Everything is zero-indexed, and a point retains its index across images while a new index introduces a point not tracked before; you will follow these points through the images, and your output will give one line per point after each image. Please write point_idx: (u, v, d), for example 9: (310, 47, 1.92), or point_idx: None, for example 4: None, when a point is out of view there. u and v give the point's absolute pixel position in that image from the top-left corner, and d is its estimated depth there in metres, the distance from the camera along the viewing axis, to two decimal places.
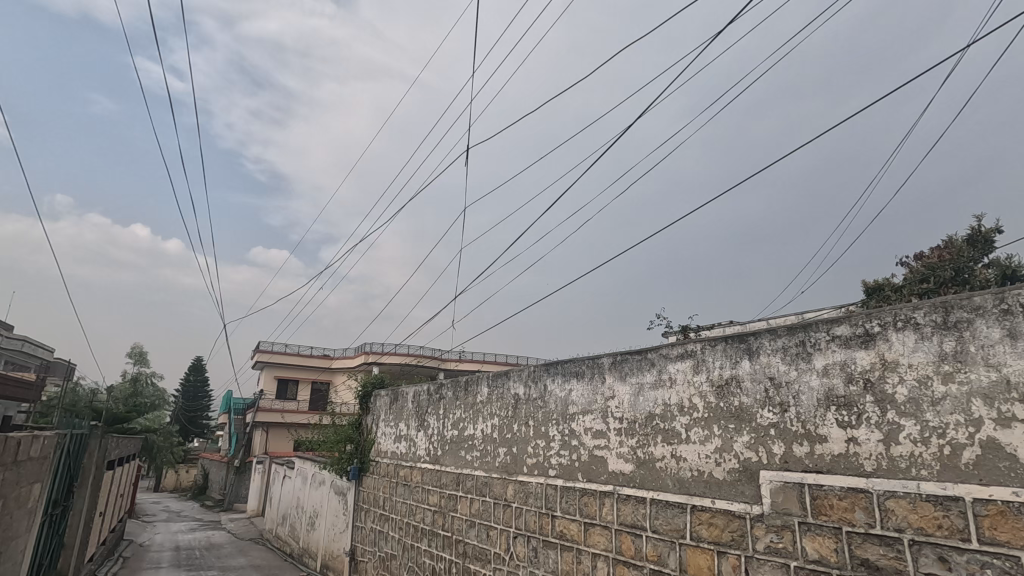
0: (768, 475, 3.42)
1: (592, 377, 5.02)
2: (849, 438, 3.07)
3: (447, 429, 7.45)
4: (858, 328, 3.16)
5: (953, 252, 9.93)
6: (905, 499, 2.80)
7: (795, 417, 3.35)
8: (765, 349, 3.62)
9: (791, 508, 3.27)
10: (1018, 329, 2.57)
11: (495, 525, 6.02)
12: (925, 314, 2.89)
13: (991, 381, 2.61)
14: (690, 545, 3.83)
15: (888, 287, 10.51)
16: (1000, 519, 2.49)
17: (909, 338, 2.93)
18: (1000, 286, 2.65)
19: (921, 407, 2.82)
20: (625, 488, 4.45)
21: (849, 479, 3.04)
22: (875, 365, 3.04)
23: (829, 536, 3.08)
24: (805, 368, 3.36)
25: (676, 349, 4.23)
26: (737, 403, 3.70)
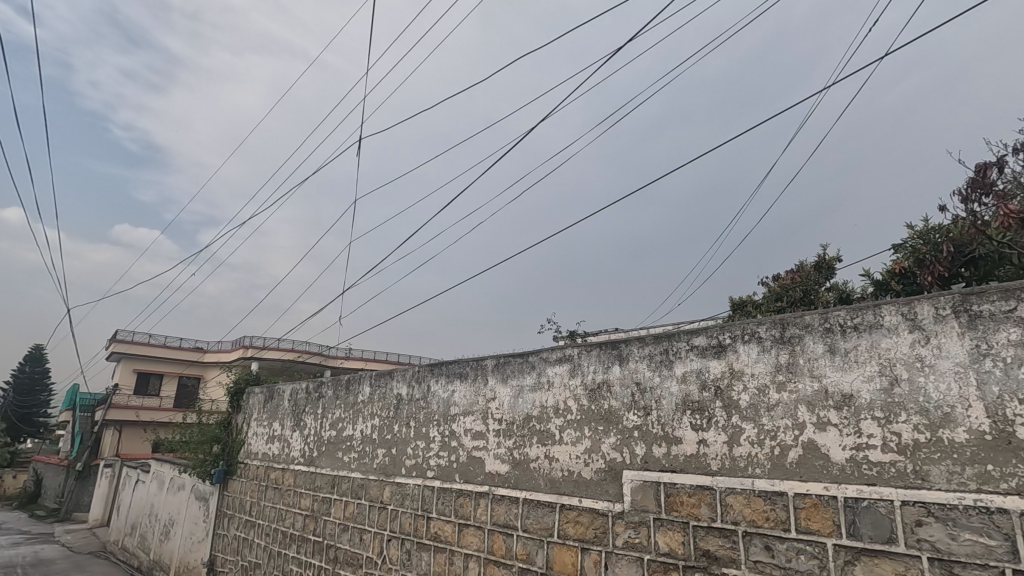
0: (630, 475, 3.65)
1: (475, 378, 5.04)
2: (700, 440, 3.36)
3: (324, 430, 7.11)
4: (713, 339, 3.46)
5: (802, 275, 11.29)
6: (741, 495, 3.12)
7: (656, 420, 3.60)
8: (634, 355, 3.85)
9: (647, 506, 3.51)
10: (836, 345, 2.96)
11: (369, 529, 5.85)
12: (766, 329, 3.24)
13: (814, 390, 2.98)
14: (557, 544, 3.97)
15: (750, 303, 11.81)
16: (814, 511, 2.84)
17: (753, 349, 3.26)
18: (826, 307, 3.03)
19: (759, 412, 3.15)
20: (500, 488, 4.52)
21: (698, 478, 3.32)
22: (725, 373, 3.35)
23: (678, 530, 3.34)
24: (667, 375, 3.62)
25: (555, 353, 4.37)
26: (607, 406, 3.91)
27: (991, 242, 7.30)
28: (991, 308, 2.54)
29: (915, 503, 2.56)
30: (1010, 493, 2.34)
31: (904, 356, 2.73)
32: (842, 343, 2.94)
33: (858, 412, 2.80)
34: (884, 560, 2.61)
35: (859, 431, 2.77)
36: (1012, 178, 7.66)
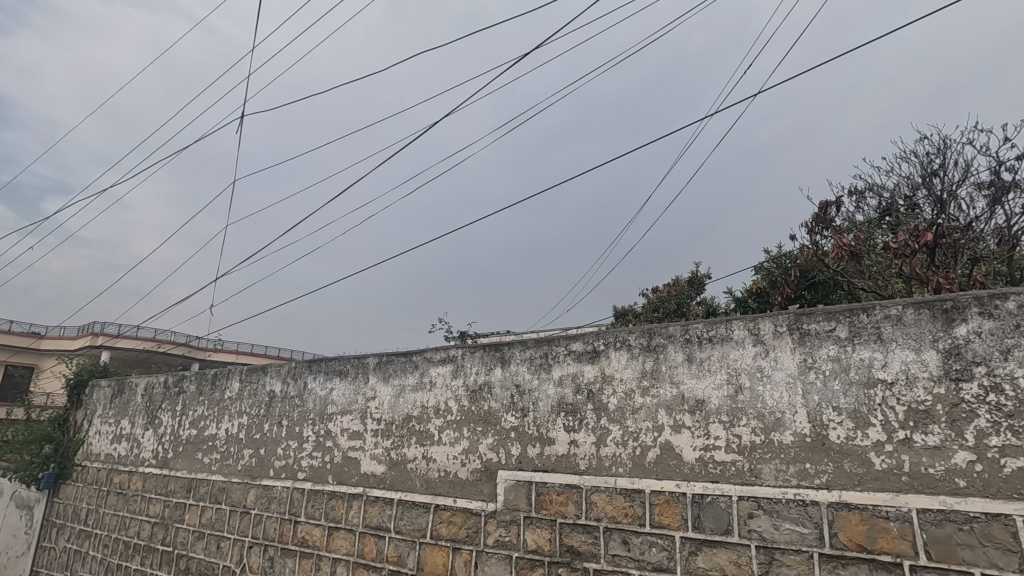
0: (504, 475, 3.73)
1: (355, 376, 4.87)
2: (571, 440, 3.52)
3: (183, 428, 6.48)
4: (588, 345, 3.64)
5: (677, 288, 12.30)
6: (605, 493, 3.32)
7: (532, 421, 3.72)
8: (516, 358, 3.94)
9: (519, 505, 3.61)
10: (693, 355, 3.25)
11: (228, 536, 5.42)
12: (636, 337, 3.47)
13: (673, 395, 3.24)
14: (429, 545, 3.96)
15: (631, 313, 12.69)
16: (666, 506, 3.10)
17: (623, 356, 3.48)
18: (687, 320, 3.32)
19: (625, 415, 3.37)
20: (374, 490, 4.41)
21: (566, 477, 3.48)
22: (597, 378, 3.54)
23: (546, 528, 3.48)
24: (545, 377, 3.76)
25: (439, 353, 4.36)
26: (486, 407, 3.96)
27: (827, 270, 8.46)
28: (817, 327, 2.93)
29: (748, 498, 2.88)
30: (822, 488, 2.72)
31: (748, 366, 3.07)
32: (699, 353, 3.24)
33: (708, 416, 3.10)
34: (721, 550, 2.90)
35: (708, 433, 3.07)
36: (846, 216, 8.91)
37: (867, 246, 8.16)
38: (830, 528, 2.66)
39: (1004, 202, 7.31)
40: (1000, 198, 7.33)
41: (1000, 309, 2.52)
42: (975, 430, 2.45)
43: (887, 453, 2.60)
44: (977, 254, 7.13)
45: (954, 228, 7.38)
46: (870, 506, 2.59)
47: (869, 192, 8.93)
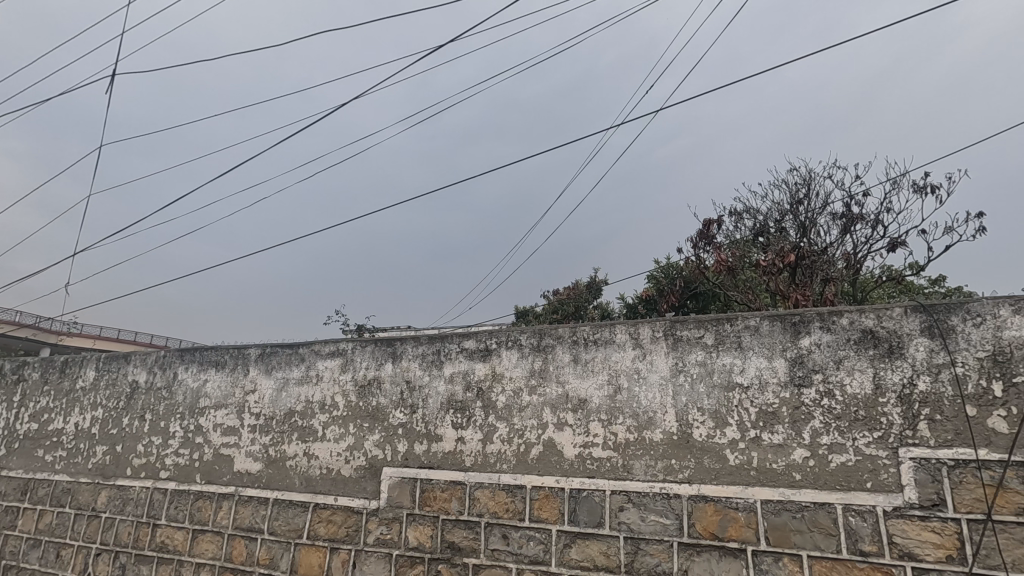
0: (389, 472, 3.67)
1: (233, 368, 4.55)
2: (458, 437, 3.54)
3: (20, 422, 5.67)
4: (481, 344, 3.67)
5: (576, 292, 12.82)
6: (488, 489, 3.38)
7: (421, 417, 3.69)
8: (407, 354, 3.89)
9: (402, 502, 3.57)
10: (579, 356, 3.39)
11: (71, 543, 4.83)
12: (526, 337, 3.56)
13: (558, 394, 3.37)
14: (305, 545, 3.79)
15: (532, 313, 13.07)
16: (545, 501, 3.21)
17: (513, 355, 3.56)
18: (575, 322, 3.45)
19: (512, 412, 3.45)
20: (248, 489, 4.14)
21: (452, 473, 3.49)
22: (487, 376, 3.59)
23: (428, 525, 3.47)
24: (436, 374, 3.74)
25: (327, 346, 4.18)
26: (374, 403, 3.87)
27: (708, 281, 9.23)
28: (689, 333, 3.18)
29: (620, 492, 3.06)
30: (684, 482, 2.96)
31: (627, 368, 3.26)
32: (584, 354, 3.39)
33: (589, 414, 3.25)
34: (593, 542, 3.07)
35: (588, 431, 3.22)
36: (726, 234, 9.75)
37: (742, 262, 8.99)
38: (688, 519, 2.90)
39: (852, 231, 8.38)
40: (850, 228, 8.39)
41: (836, 324, 2.88)
42: (810, 430, 2.79)
43: (740, 449, 2.89)
44: (829, 275, 8.12)
45: (812, 251, 8.34)
46: (723, 498, 2.86)
47: (747, 214, 9.83)
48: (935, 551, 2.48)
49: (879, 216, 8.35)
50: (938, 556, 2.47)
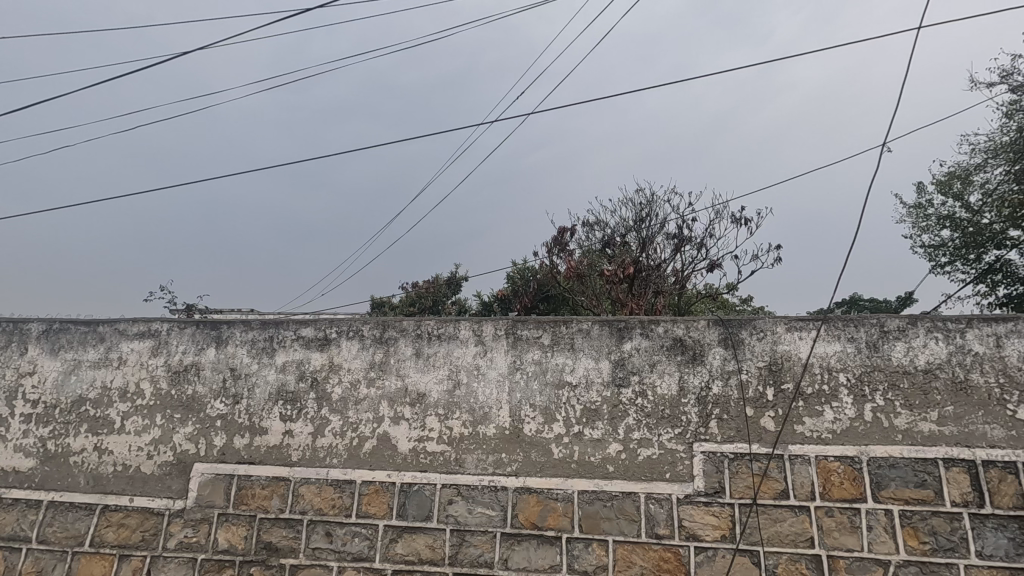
0: (201, 468, 3.31)
1: (6, 345, 3.77)
2: (286, 431, 3.32)
3: None
4: (319, 332, 3.48)
5: (435, 286, 12.80)
6: (314, 485, 3.21)
7: (244, 409, 3.40)
8: (235, 339, 3.55)
9: (214, 501, 3.25)
10: (421, 350, 3.37)
11: None
12: (369, 328, 3.44)
13: (397, 388, 3.32)
14: (86, 554, 3.28)
15: (388, 305, 12.85)
16: (374, 497, 3.14)
17: (354, 346, 3.43)
18: (421, 316, 3.42)
19: (347, 405, 3.32)
20: (14, 490, 3.46)
21: (275, 469, 3.26)
22: (323, 366, 3.41)
23: (243, 525, 3.20)
24: (266, 363, 3.47)
25: (136, 325, 3.65)
26: (189, 392, 3.47)
27: (559, 285, 9.80)
28: (528, 333, 3.33)
29: (450, 486, 3.11)
30: (511, 475, 3.09)
31: (467, 364, 3.32)
32: (426, 348, 3.37)
33: (426, 409, 3.26)
34: (420, 536, 3.07)
35: (424, 425, 3.22)
36: (579, 243, 10.40)
37: (590, 270, 9.67)
38: (512, 510, 3.04)
39: (682, 251, 9.44)
40: (680, 248, 9.44)
41: (653, 331, 3.21)
42: (625, 426, 3.08)
43: (564, 443, 3.10)
44: (660, 288, 9.07)
45: (648, 265, 9.24)
46: (545, 490, 3.04)
47: (597, 225, 10.57)
48: (712, 531, 2.88)
49: (703, 240, 9.50)
50: (714, 536, 2.87)
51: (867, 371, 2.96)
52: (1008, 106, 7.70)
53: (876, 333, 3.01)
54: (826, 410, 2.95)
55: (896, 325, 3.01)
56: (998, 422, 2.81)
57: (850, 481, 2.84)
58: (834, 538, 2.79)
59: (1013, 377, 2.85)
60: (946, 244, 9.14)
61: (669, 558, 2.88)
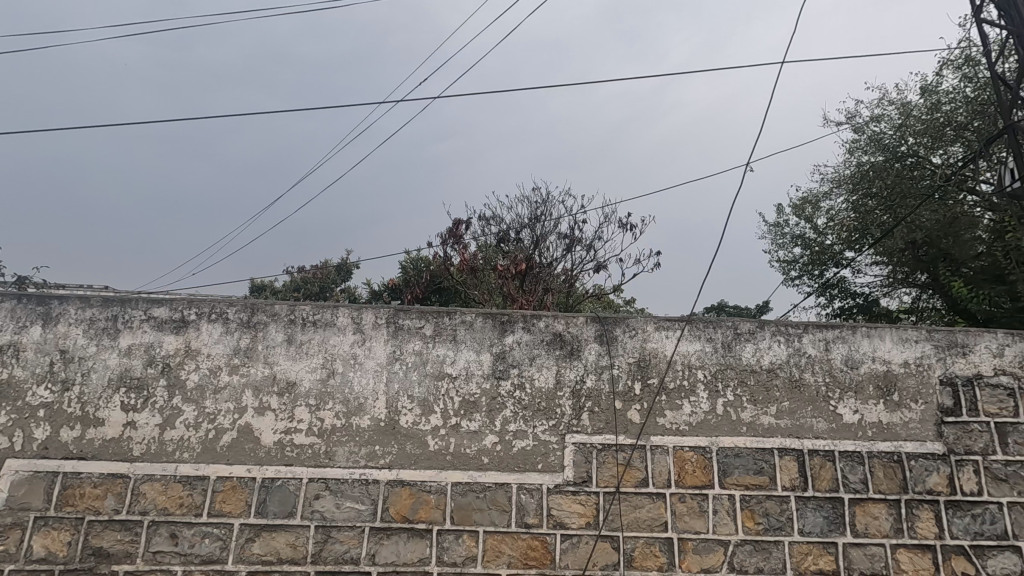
0: (15, 465, 2.85)
1: None
2: (127, 422, 2.95)
3: None
4: (175, 313, 3.13)
5: (323, 272, 12.18)
6: (158, 482, 2.89)
7: (75, 397, 2.97)
8: (68, 317, 3.08)
9: (30, 503, 2.81)
10: (293, 337, 3.16)
11: None
12: (235, 311, 3.16)
13: (264, 376, 3.08)
14: None
15: (269, 289, 12.03)
16: (230, 494, 2.90)
17: (216, 329, 3.13)
18: (295, 300, 3.20)
19: (203, 394, 3.02)
20: None
21: (111, 465, 2.89)
22: (178, 351, 3.08)
23: (66, 529, 2.81)
24: (107, 345, 3.06)
25: None
26: (4, 377, 2.97)
27: (452, 278, 9.77)
28: (410, 323, 3.24)
29: (318, 480, 2.95)
30: (384, 468, 3.00)
31: (343, 353, 3.16)
32: (299, 335, 3.17)
33: (295, 399, 3.06)
34: (279, 534, 2.88)
35: (291, 417, 3.03)
36: (474, 236, 10.41)
37: (484, 264, 9.72)
38: (383, 503, 2.95)
39: (572, 252, 9.80)
40: (571, 248, 9.79)
41: (535, 326, 3.28)
42: (502, 418, 3.11)
43: (440, 435, 3.06)
44: (550, 286, 9.40)
45: (540, 263, 9.52)
46: (418, 482, 2.99)
47: (494, 220, 10.65)
48: (578, 519, 3.00)
49: (592, 243, 9.94)
50: (579, 523, 3.00)
51: (722, 369, 3.25)
52: (850, 144, 8.87)
53: (731, 334, 3.31)
54: (684, 404, 3.19)
55: (747, 328, 3.33)
56: (822, 416, 3.22)
57: (701, 469, 3.10)
58: (685, 522, 3.03)
59: (836, 377, 3.28)
60: (798, 260, 10.40)
61: (536, 546, 2.96)
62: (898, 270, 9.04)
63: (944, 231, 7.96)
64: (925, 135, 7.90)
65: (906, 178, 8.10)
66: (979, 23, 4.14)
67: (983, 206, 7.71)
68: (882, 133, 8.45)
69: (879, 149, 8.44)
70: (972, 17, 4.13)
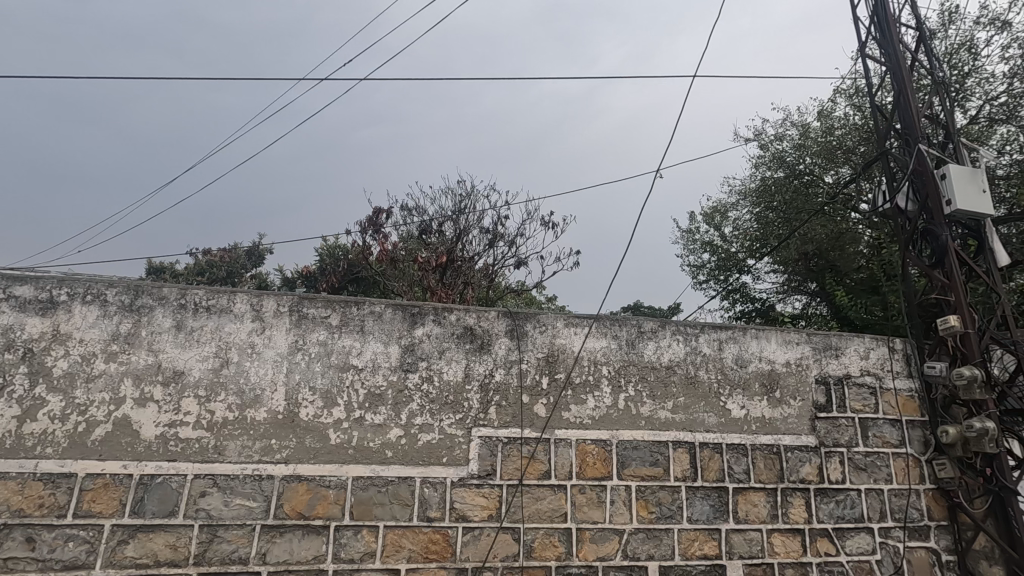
0: None
1: None
2: None
3: None
4: (42, 292, 2.81)
5: (232, 255, 11.44)
6: (14, 481, 2.58)
7: None
8: None
9: None
10: (183, 323, 2.93)
11: None
12: (115, 293, 2.88)
13: (146, 364, 2.84)
14: None
15: (169, 271, 11.14)
16: (101, 492, 2.65)
17: (91, 312, 2.84)
18: (187, 284, 2.97)
19: (73, 383, 2.74)
20: None
21: None
22: (44, 335, 2.76)
23: None
24: None
25: None
26: None
27: (371, 268, 9.55)
28: (314, 312, 3.11)
29: (205, 476, 2.76)
30: (280, 462, 2.86)
31: (240, 341, 2.98)
32: (190, 321, 2.94)
33: (182, 389, 2.84)
34: (158, 534, 2.67)
35: (177, 409, 2.81)
36: (396, 226, 10.19)
37: (405, 255, 9.55)
38: (277, 499, 2.81)
39: (494, 247, 9.84)
40: (493, 243, 9.83)
41: (446, 319, 3.25)
42: (408, 411, 3.06)
43: (343, 428, 2.96)
44: (469, 280, 9.38)
45: (461, 257, 9.48)
46: (316, 477, 2.88)
47: (417, 210, 10.47)
48: (480, 512, 3.02)
49: (514, 239, 10.02)
50: (482, 516, 3.01)
51: (625, 365, 3.39)
52: (757, 159, 9.54)
53: (635, 332, 3.46)
54: (589, 398, 3.29)
55: (650, 326, 3.49)
56: (714, 411, 3.44)
57: (601, 461, 3.22)
58: (584, 513, 3.14)
59: (727, 375, 3.51)
60: (706, 265, 11.06)
61: (437, 540, 2.94)
62: (793, 277, 9.82)
63: (831, 244, 8.73)
64: (820, 156, 8.65)
65: (802, 194, 8.87)
66: (864, 58, 4.57)
67: (864, 223, 8.42)
68: (784, 151, 9.15)
69: (781, 165, 9.14)
70: (857, 52, 4.56)
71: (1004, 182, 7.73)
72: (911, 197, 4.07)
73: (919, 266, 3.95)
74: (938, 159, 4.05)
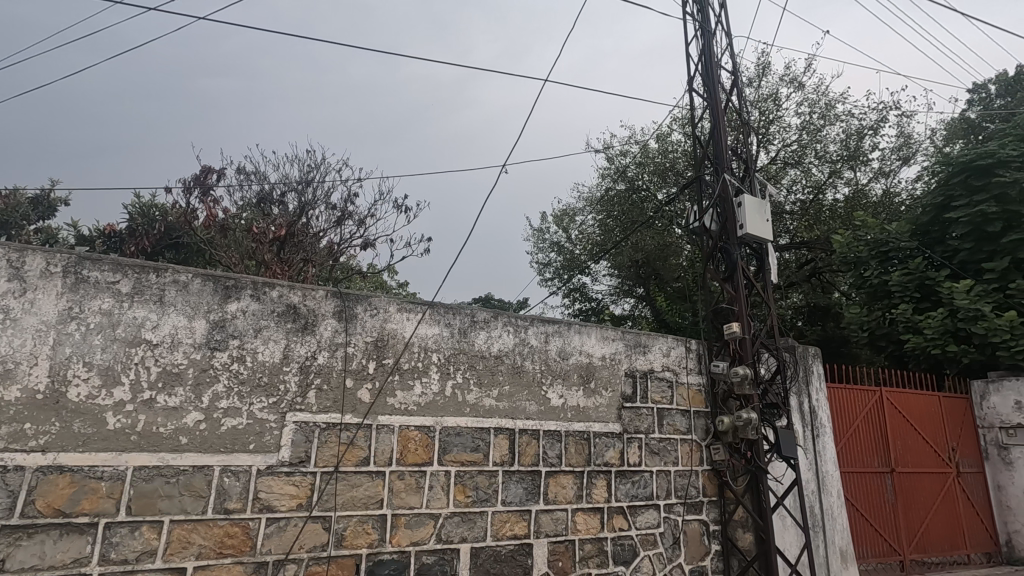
0: None
1: None
2: None
3: None
4: None
5: (9, 202, 9.36)
6: None
7: None
8: None
9: None
10: None
11: None
12: None
13: None
14: None
15: None
16: None
17: None
18: None
19: None
20: None
21: None
22: None
23: None
24: None
25: None
26: None
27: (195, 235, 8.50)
28: (98, 276, 2.65)
29: None
30: (34, 451, 2.39)
31: None
32: None
33: None
34: None
35: None
36: (230, 191, 9.18)
37: (236, 224, 8.66)
38: (27, 495, 2.36)
39: (341, 225, 9.34)
40: (341, 221, 9.33)
41: (266, 295, 2.99)
42: (211, 393, 2.76)
43: (125, 412, 2.58)
44: (311, 257, 8.81)
45: (304, 232, 8.85)
46: (84, 467, 2.46)
47: (258, 175, 9.55)
48: (288, 501, 2.84)
49: (364, 219, 9.62)
50: (289, 506, 2.84)
51: (455, 354, 3.43)
52: (603, 170, 10.30)
53: (468, 322, 3.51)
54: (415, 385, 3.27)
55: (483, 317, 3.57)
56: (535, 399, 3.64)
57: (423, 447, 3.22)
58: (401, 498, 3.11)
59: (551, 366, 3.74)
60: (552, 264, 11.69)
61: (234, 533, 2.70)
62: (624, 282, 10.79)
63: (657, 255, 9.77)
64: (655, 174, 9.61)
65: (637, 207, 9.78)
66: (691, 91, 5.14)
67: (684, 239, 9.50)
68: (626, 166, 9.99)
69: (622, 179, 9.97)
70: (688, 86, 5.12)
71: (789, 217, 9.36)
72: (715, 218, 4.68)
73: (716, 279, 4.57)
74: (738, 189, 4.72)
